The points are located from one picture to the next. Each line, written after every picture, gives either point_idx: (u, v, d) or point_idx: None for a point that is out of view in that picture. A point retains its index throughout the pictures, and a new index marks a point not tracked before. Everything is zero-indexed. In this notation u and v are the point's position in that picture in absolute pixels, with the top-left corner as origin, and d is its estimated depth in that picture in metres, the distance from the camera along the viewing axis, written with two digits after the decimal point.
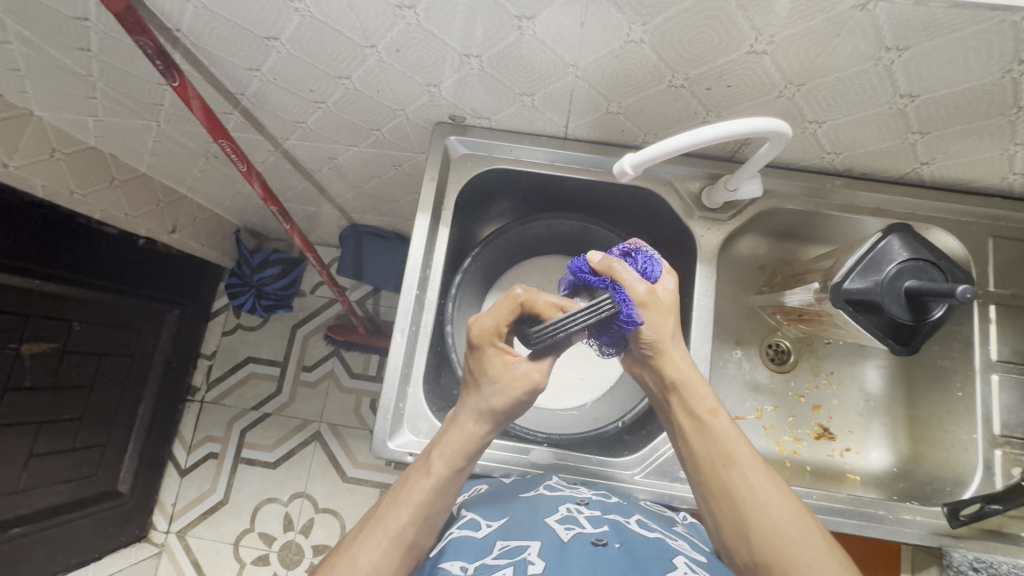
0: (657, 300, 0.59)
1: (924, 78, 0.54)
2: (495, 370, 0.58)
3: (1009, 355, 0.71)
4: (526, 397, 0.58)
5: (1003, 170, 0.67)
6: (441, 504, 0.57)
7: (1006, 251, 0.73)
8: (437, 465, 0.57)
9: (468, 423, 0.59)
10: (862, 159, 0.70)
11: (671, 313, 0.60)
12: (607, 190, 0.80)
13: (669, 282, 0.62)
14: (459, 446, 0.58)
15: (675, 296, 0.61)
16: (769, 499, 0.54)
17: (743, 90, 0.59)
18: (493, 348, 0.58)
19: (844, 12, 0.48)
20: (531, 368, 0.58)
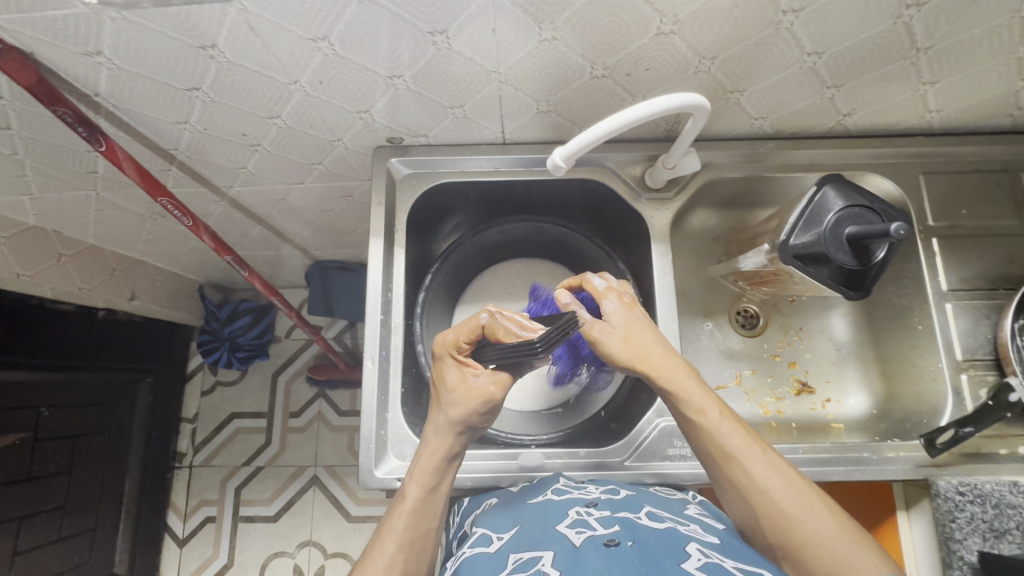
0: (605, 334, 0.62)
1: (825, 34, 0.56)
2: (450, 387, 0.61)
3: (958, 283, 0.73)
4: (482, 410, 0.59)
5: (919, 109, 0.71)
6: (425, 526, 0.59)
7: (937, 184, 0.76)
8: (412, 489, 0.59)
9: (433, 440, 0.61)
10: (787, 120, 0.73)
11: (626, 334, 0.61)
12: (554, 189, 0.81)
13: (609, 303, 0.64)
14: (431, 468, 0.60)
15: (626, 314, 0.63)
16: (771, 486, 0.54)
17: (662, 71, 0.61)
18: (453, 364, 0.61)
19: None
20: (488, 381, 0.60)
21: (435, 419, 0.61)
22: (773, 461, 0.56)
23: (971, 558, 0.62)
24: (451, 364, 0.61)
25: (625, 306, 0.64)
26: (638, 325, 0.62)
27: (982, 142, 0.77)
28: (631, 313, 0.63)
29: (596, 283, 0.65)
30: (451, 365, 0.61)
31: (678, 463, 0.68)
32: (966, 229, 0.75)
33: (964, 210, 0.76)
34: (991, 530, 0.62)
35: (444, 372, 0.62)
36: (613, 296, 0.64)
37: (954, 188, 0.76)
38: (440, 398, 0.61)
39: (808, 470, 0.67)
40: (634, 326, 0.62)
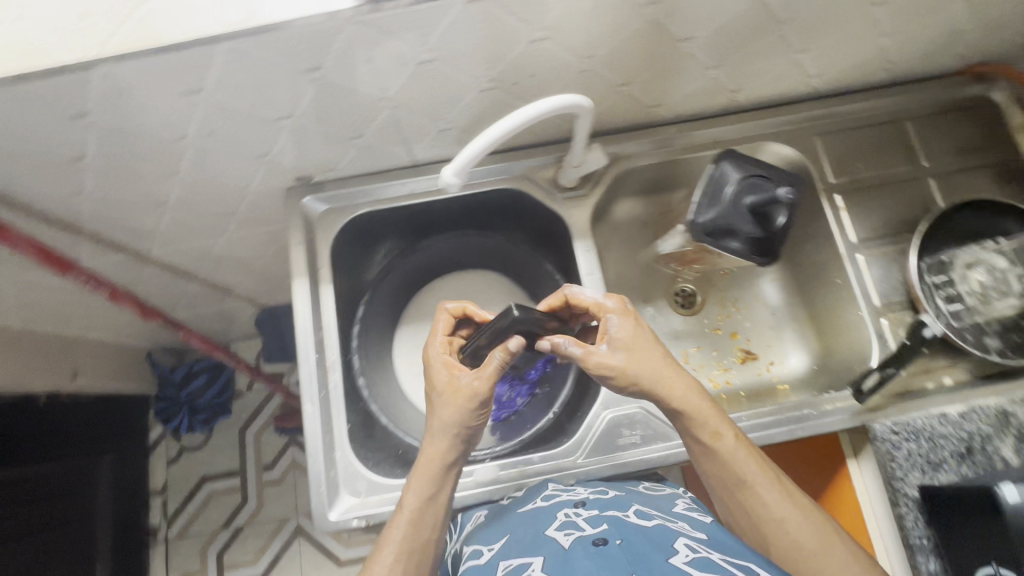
0: (605, 350, 0.61)
1: (689, 20, 0.59)
2: (437, 387, 0.62)
3: (867, 233, 0.77)
4: (471, 409, 0.60)
5: (800, 75, 0.75)
6: (426, 535, 0.58)
7: (832, 143, 0.80)
8: (410, 501, 0.59)
9: (433, 445, 0.60)
10: (682, 103, 0.76)
11: (633, 356, 0.61)
12: (474, 203, 0.82)
13: (613, 320, 0.63)
14: (430, 476, 0.60)
15: (628, 332, 0.62)
16: (786, 517, 0.56)
17: (546, 75, 0.62)
18: (443, 360, 0.63)
19: None
20: (474, 379, 0.61)
21: (432, 425, 0.61)
22: (786, 489, 0.58)
23: (912, 493, 0.64)
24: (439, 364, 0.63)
25: (625, 320, 0.63)
26: (645, 346, 0.62)
27: (866, 98, 0.81)
28: (632, 327, 0.63)
29: (592, 297, 0.65)
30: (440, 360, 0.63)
31: (629, 451, 0.69)
32: (866, 182, 0.79)
33: (861, 163, 0.79)
34: (928, 463, 0.65)
35: (433, 372, 0.63)
36: (613, 309, 0.63)
37: (849, 144, 0.80)
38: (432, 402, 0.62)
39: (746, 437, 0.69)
40: (639, 346, 0.61)
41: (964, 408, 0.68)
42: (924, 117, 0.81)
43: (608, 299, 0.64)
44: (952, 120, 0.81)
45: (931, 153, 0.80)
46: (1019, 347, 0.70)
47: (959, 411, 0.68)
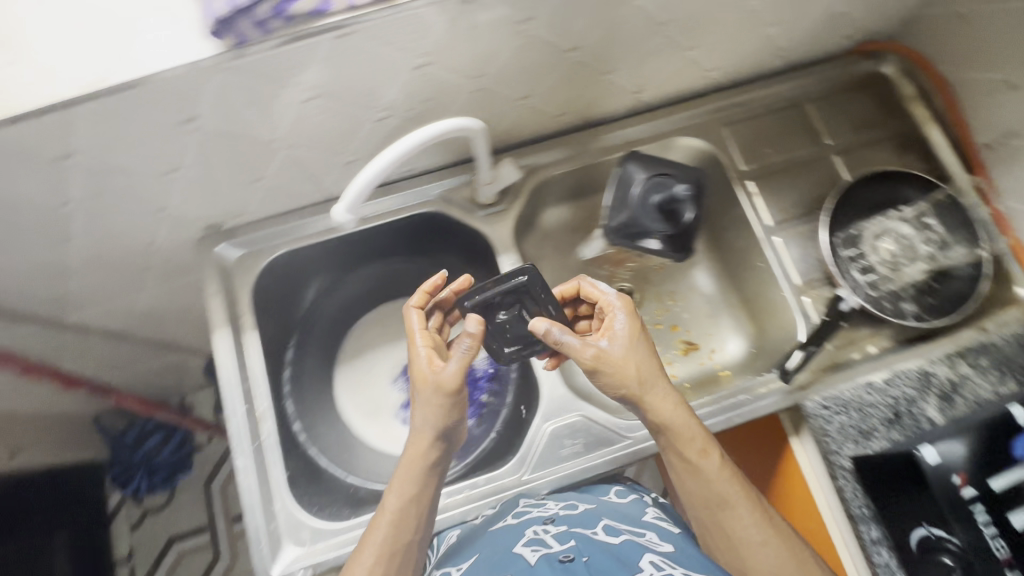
0: (606, 347, 0.60)
1: (571, 31, 0.59)
2: (417, 376, 0.61)
3: (782, 216, 0.79)
4: (441, 406, 0.59)
5: (697, 70, 0.76)
6: (404, 539, 0.58)
7: (739, 132, 0.82)
8: (392, 504, 0.59)
9: (418, 442, 0.60)
10: (588, 108, 0.76)
11: (633, 361, 0.60)
12: (399, 231, 0.80)
13: (619, 317, 0.62)
14: (413, 476, 0.60)
15: (631, 334, 0.61)
16: (762, 541, 0.57)
17: (439, 98, 0.62)
18: (425, 347, 0.63)
19: (459, 10, 0.51)
20: (452, 367, 0.60)
21: (417, 417, 0.61)
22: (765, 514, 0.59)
23: (846, 464, 0.65)
24: (423, 348, 0.62)
25: (630, 320, 0.62)
26: (642, 355, 0.61)
27: (764, 85, 0.83)
28: (638, 329, 0.62)
29: (606, 291, 0.65)
30: (423, 344, 0.63)
31: (573, 461, 0.69)
32: (775, 166, 0.80)
33: (769, 148, 0.81)
34: (859, 433, 0.67)
35: (413, 358, 0.62)
36: (623, 308, 0.63)
37: (755, 130, 0.82)
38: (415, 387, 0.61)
39: None
40: (639, 354, 0.60)
41: (889, 373, 0.70)
42: (822, 97, 0.84)
43: (616, 297, 0.64)
44: (849, 97, 0.85)
45: (834, 130, 0.83)
46: (933, 308, 0.73)
47: (884, 377, 0.70)
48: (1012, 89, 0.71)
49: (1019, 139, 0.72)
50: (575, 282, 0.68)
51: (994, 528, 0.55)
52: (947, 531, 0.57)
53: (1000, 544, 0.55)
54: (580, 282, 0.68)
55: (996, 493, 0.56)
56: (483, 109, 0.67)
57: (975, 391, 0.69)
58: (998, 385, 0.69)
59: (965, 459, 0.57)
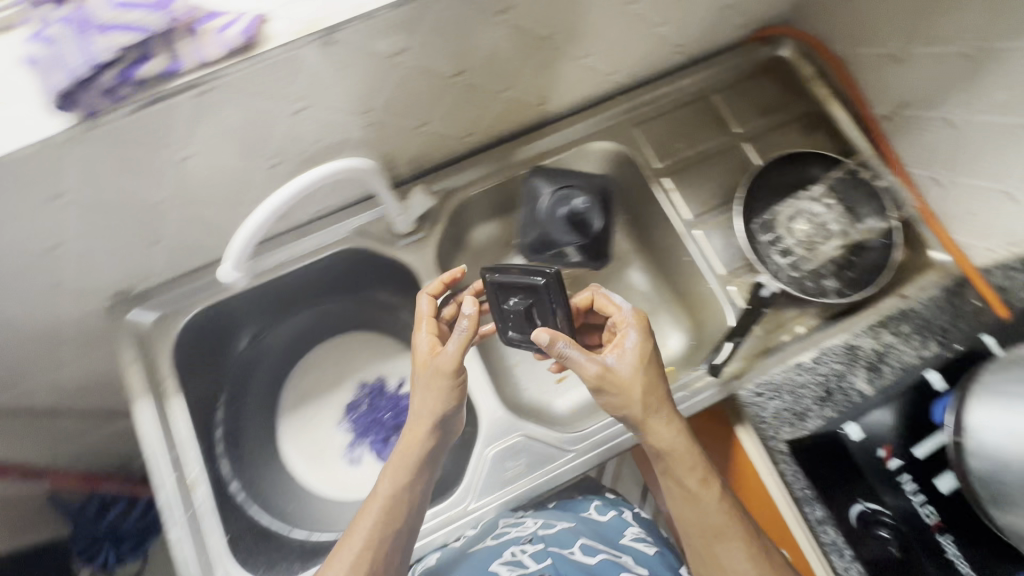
0: (613, 367, 0.60)
1: (453, 57, 0.59)
2: (419, 360, 0.64)
3: (702, 208, 0.79)
4: (442, 388, 0.61)
5: (596, 75, 0.77)
6: (391, 531, 0.60)
7: (649, 131, 0.83)
8: (384, 491, 0.61)
9: (417, 428, 0.62)
10: (494, 125, 0.76)
11: (638, 390, 0.59)
12: (322, 272, 0.78)
13: (630, 338, 0.62)
14: (407, 466, 0.61)
15: (639, 358, 0.60)
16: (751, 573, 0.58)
17: (330, 137, 0.61)
18: (427, 337, 0.65)
19: (323, 53, 0.49)
20: (453, 344, 0.61)
21: (418, 401, 0.63)
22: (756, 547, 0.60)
23: (783, 448, 0.65)
24: (428, 334, 0.65)
25: (643, 338, 0.62)
26: (651, 385, 0.60)
27: (669, 82, 0.84)
28: (649, 355, 0.61)
29: (623, 309, 0.65)
30: (427, 333, 0.65)
31: (518, 483, 0.68)
32: (689, 159, 0.81)
33: (680, 143, 0.82)
34: (795, 415, 0.66)
35: (417, 344, 0.65)
36: (636, 331, 0.62)
37: (666, 126, 0.83)
38: (419, 368, 0.64)
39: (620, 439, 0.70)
40: (648, 382, 0.60)
41: (816, 352, 0.70)
42: (726, 87, 0.86)
43: (631, 313, 0.64)
44: (752, 84, 0.86)
45: (742, 118, 0.84)
46: (853, 283, 0.74)
47: (812, 356, 0.70)
48: (898, 63, 0.73)
49: (912, 109, 0.74)
50: (590, 292, 0.70)
51: (922, 496, 0.58)
52: (880, 504, 0.59)
53: (930, 510, 0.57)
54: (595, 291, 0.69)
55: (922, 461, 0.58)
56: (382, 141, 0.66)
57: (900, 357, 0.70)
58: (921, 349, 0.70)
59: (892, 430, 0.61)
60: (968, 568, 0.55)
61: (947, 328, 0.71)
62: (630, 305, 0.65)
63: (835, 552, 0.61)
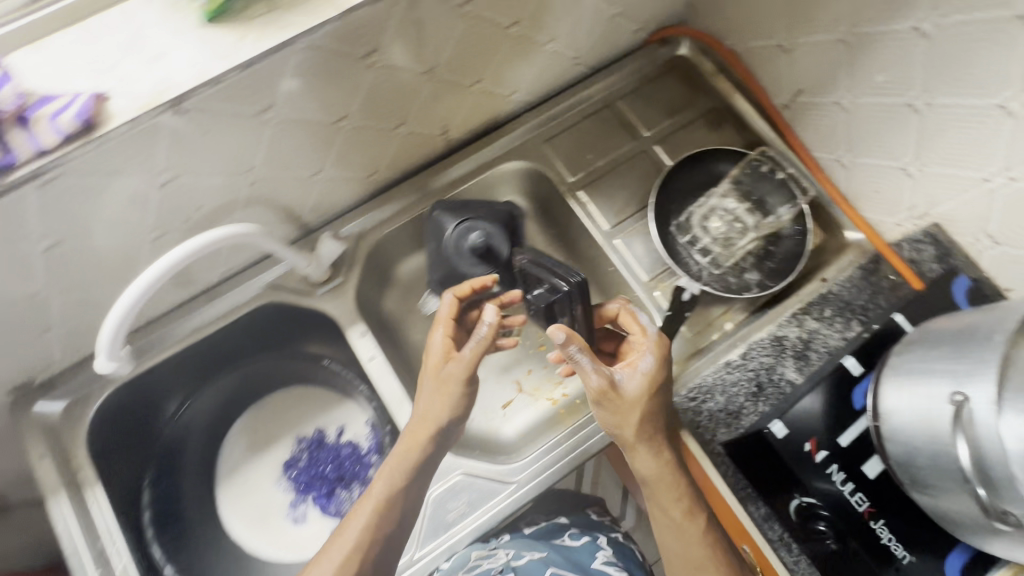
0: (620, 386, 0.62)
1: (328, 105, 0.57)
2: (431, 361, 0.64)
3: (618, 217, 0.79)
4: (452, 391, 0.62)
5: (495, 98, 0.76)
6: (382, 534, 0.59)
7: (559, 147, 0.82)
8: (381, 492, 0.60)
9: (423, 426, 0.62)
10: (398, 160, 0.75)
11: (638, 414, 0.61)
12: (241, 332, 0.75)
13: (645, 361, 0.63)
14: (406, 471, 0.61)
15: (648, 382, 0.62)
16: None
17: (214, 200, 0.59)
18: (441, 341, 0.64)
19: (177, 122, 0.47)
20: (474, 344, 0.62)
21: (426, 397, 0.63)
22: None
23: (720, 450, 0.63)
24: (446, 331, 0.64)
25: (658, 364, 0.63)
26: (652, 411, 0.61)
27: (573, 93, 0.84)
28: (661, 381, 0.62)
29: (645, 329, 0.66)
30: (441, 336, 0.64)
31: (459, 525, 0.67)
32: (600, 169, 0.81)
33: (591, 154, 0.82)
34: (728, 415, 0.65)
35: (431, 340, 0.65)
36: (653, 355, 0.63)
37: (574, 139, 0.83)
38: (432, 362, 0.63)
39: (560, 466, 0.70)
40: (649, 408, 0.61)
41: (744, 348, 0.69)
42: (631, 91, 0.86)
43: (653, 338, 0.65)
44: (657, 85, 0.86)
45: (649, 122, 0.84)
46: (774, 272, 0.75)
47: (740, 353, 0.69)
48: (786, 52, 0.74)
49: (806, 96, 0.75)
50: (615, 307, 0.71)
51: (851, 484, 0.58)
52: (814, 499, 0.59)
53: (860, 497, 0.58)
54: (621, 308, 0.70)
55: (846, 448, 0.60)
56: (276, 194, 0.65)
57: (825, 342, 0.69)
58: (844, 331, 0.69)
59: (820, 416, 0.61)
60: (903, 550, 0.56)
61: (867, 307, 0.70)
62: (653, 330, 0.66)
63: (783, 547, 0.59)
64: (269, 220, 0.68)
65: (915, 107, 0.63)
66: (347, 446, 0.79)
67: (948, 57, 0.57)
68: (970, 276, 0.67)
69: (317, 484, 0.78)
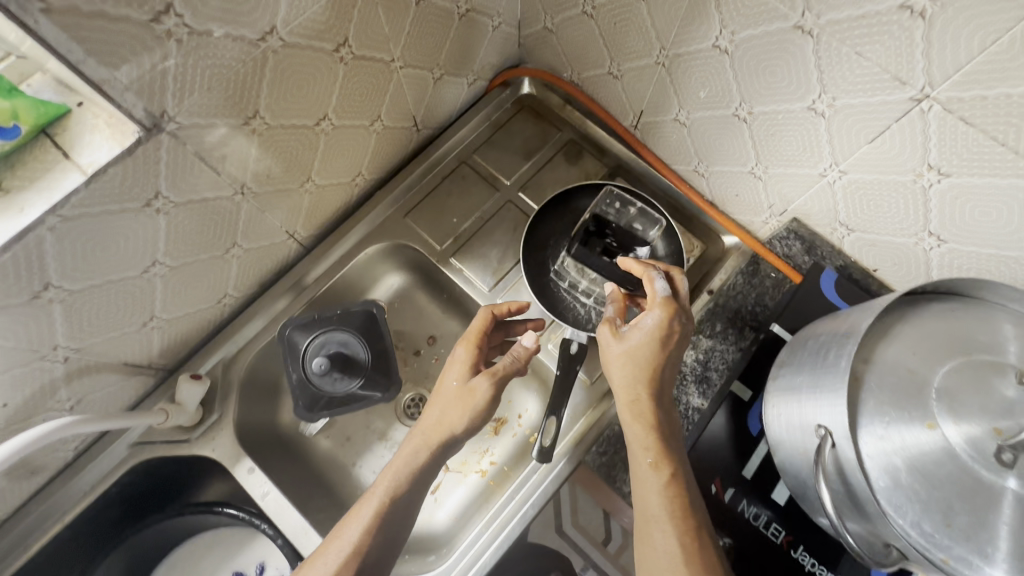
0: (617, 337, 0.59)
1: (123, 261, 0.52)
2: (452, 373, 0.63)
3: (496, 277, 0.77)
4: (471, 404, 0.60)
5: (339, 188, 0.73)
6: (377, 540, 0.55)
7: (422, 216, 0.80)
8: (383, 484, 0.58)
9: (435, 421, 0.60)
10: (248, 277, 0.70)
11: (626, 362, 0.57)
12: (119, 501, 0.68)
13: (651, 317, 0.58)
14: (408, 468, 0.59)
15: (646, 334, 0.57)
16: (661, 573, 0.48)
17: (25, 391, 0.53)
18: (465, 354, 0.64)
19: None
20: (510, 359, 0.63)
21: (444, 402, 0.61)
22: (691, 556, 0.49)
23: None
24: (470, 349, 0.64)
25: (661, 322, 0.58)
26: (642, 361, 0.57)
27: (424, 158, 0.81)
28: (662, 337, 0.57)
29: (657, 285, 0.60)
30: (466, 350, 0.64)
31: None
32: (468, 232, 0.79)
33: (455, 218, 0.80)
34: None
35: (456, 351, 0.65)
36: (659, 311, 0.58)
37: (436, 206, 0.80)
38: (455, 367, 0.64)
39: (486, 561, 0.65)
40: (637, 358, 0.57)
41: None
42: (484, 142, 0.84)
43: (664, 296, 0.59)
44: (509, 128, 0.84)
45: (506, 170, 0.82)
46: None
47: None
48: (617, 78, 0.73)
49: (648, 117, 0.74)
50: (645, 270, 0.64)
51: (765, 516, 0.57)
52: (734, 538, 0.57)
53: (776, 528, 0.57)
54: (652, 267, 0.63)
55: (752, 479, 0.59)
56: (105, 358, 0.59)
57: (722, 358, 0.66)
58: (737, 343, 0.67)
59: (725, 443, 0.61)
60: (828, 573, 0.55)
61: (754, 312, 0.69)
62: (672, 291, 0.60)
63: None
64: (112, 382, 0.62)
65: (740, 117, 0.62)
66: None
67: (751, 69, 0.56)
68: (835, 266, 0.67)
69: None
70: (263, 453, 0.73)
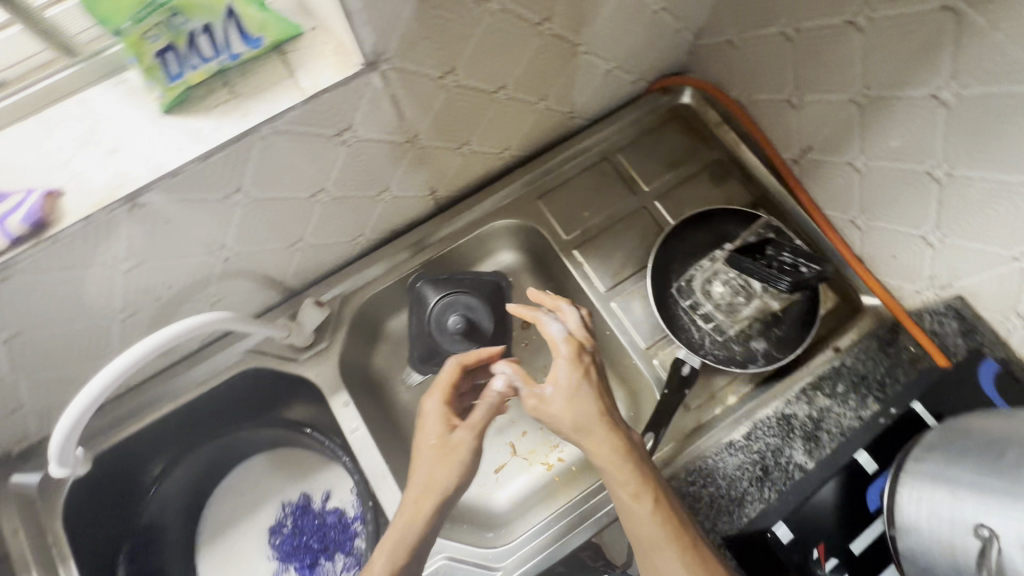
0: (545, 401, 0.57)
1: (301, 180, 0.54)
2: (427, 431, 0.58)
3: (615, 280, 0.77)
4: (451, 459, 0.55)
5: (486, 157, 0.73)
6: None
7: (554, 203, 0.80)
8: (380, 562, 0.53)
9: (412, 491, 0.55)
10: (385, 222, 0.72)
11: (576, 408, 0.56)
12: (224, 399, 0.73)
13: (564, 365, 0.58)
14: (403, 547, 0.53)
15: (570, 381, 0.57)
16: None
17: (184, 278, 0.57)
18: (437, 409, 0.58)
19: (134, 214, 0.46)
20: (489, 405, 0.58)
21: (423, 468, 0.55)
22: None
23: (721, 543, 0.59)
24: (437, 403, 0.58)
25: (574, 363, 0.58)
26: (589, 401, 0.56)
27: (569, 146, 0.81)
28: (586, 377, 0.57)
29: (552, 331, 0.61)
30: (437, 403, 0.59)
31: None
32: (596, 228, 0.79)
33: (586, 212, 0.79)
34: (731, 501, 0.60)
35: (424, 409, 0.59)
36: (569, 351, 0.58)
37: (570, 195, 0.80)
38: (426, 427, 0.58)
39: (546, 556, 0.65)
40: (581, 402, 0.56)
41: (748, 428, 0.64)
42: (629, 143, 0.82)
43: (564, 342, 0.59)
44: (658, 135, 0.83)
45: (646, 176, 0.81)
46: (781, 342, 0.71)
47: (743, 433, 0.63)
48: (794, 107, 0.70)
49: (816, 154, 0.70)
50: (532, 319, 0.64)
51: None
52: None
53: None
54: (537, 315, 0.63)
55: (859, 554, 0.56)
56: (252, 266, 0.62)
57: (837, 422, 0.63)
58: (859, 411, 0.63)
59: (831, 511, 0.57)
60: None
61: (884, 383, 0.64)
62: (564, 333, 0.60)
63: None
64: (249, 289, 0.66)
65: (934, 176, 0.57)
66: (330, 513, 0.76)
67: (969, 127, 0.52)
68: (996, 357, 0.61)
69: (296, 548, 0.75)
70: (356, 390, 0.76)
